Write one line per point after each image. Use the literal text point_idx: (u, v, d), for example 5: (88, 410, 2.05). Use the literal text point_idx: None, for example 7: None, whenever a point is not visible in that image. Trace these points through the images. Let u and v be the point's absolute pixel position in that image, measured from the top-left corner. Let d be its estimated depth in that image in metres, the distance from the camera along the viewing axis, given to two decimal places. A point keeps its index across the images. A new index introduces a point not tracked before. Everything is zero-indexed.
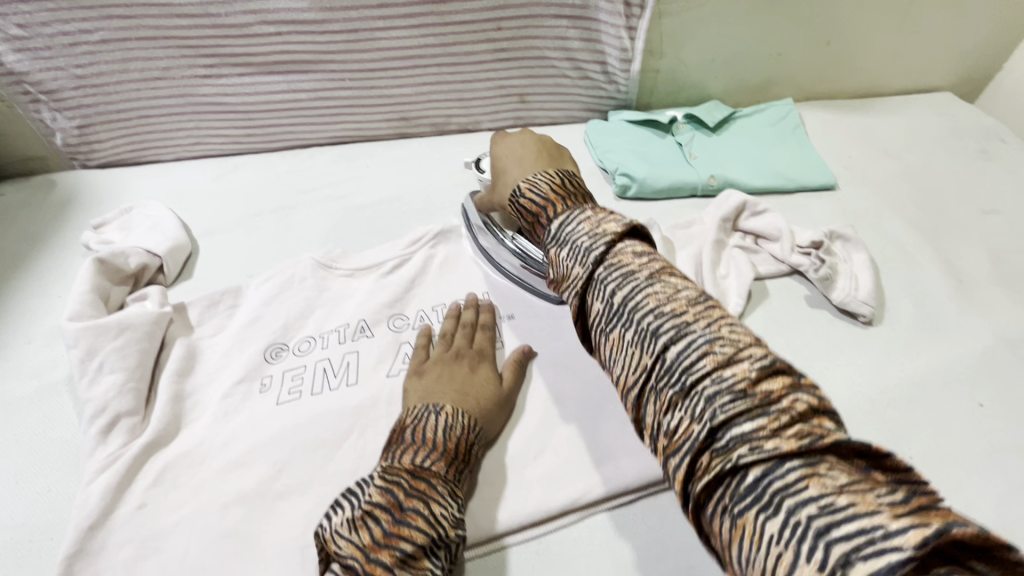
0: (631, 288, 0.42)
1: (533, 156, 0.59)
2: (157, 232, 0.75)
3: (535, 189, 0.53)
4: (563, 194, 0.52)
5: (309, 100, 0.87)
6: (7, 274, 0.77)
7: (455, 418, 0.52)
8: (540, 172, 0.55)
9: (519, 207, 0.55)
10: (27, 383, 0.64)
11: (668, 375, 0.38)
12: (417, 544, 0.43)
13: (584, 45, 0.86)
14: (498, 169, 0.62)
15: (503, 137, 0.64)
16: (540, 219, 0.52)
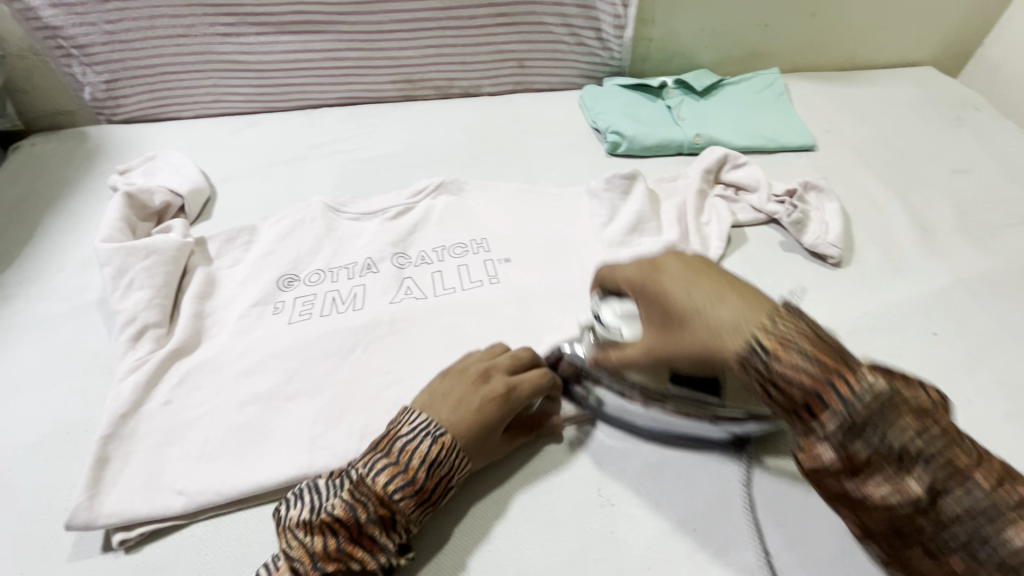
0: (863, 391, 0.37)
1: (723, 285, 0.44)
2: (179, 175, 0.81)
3: (788, 351, 0.39)
4: (824, 351, 0.39)
5: (320, 61, 0.93)
6: (40, 213, 0.83)
7: (444, 457, 0.49)
8: (774, 318, 0.41)
9: (758, 376, 0.40)
10: (61, 304, 0.70)
11: (868, 450, 0.37)
12: (363, 563, 0.45)
13: (580, 11, 0.91)
14: (670, 300, 0.44)
15: (632, 264, 0.49)
16: (821, 397, 0.38)
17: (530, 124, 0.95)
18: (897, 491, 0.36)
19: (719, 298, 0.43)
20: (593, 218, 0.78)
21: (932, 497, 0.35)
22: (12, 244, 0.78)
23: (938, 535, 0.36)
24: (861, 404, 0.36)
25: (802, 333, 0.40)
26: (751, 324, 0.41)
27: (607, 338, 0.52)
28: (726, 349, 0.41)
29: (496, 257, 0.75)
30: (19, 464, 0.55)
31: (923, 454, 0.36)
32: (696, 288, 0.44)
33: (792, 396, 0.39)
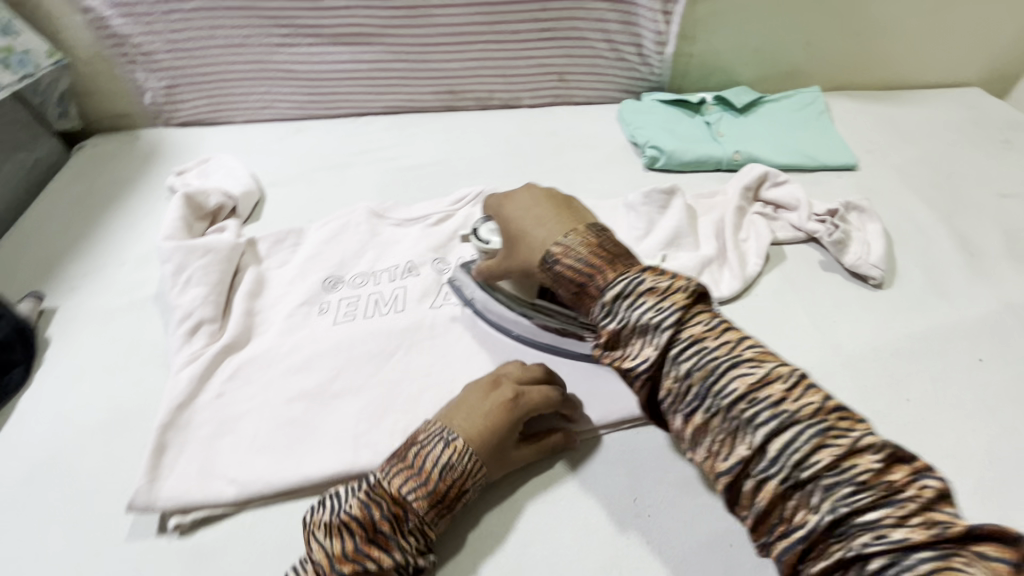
0: (632, 290, 0.46)
1: (546, 208, 0.55)
2: (232, 178, 0.85)
3: (569, 255, 0.50)
4: (604, 255, 0.49)
5: (368, 71, 0.96)
6: (103, 210, 0.87)
7: (461, 459, 0.50)
8: (573, 232, 0.51)
9: (554, 273, 0.51)
10: (121, 297, 0.74)
11: (684, 378, 0.42)
12: (381, 562, 0.46)
13: (622, 27, 0.93)
14: (510, 224, 0.57)
15: (507, 197, 0.59)
16: (587, 288, 0.49)
17: (568, 137, 0.96)
18: (728, 431, 0.40)
19: (538, 222, 0.54)
20: (629, 231, 0.79)
21: (750, 428, 0.39)
22: (76, 238, 0.83)
23: None
24: (611, 294, 0.47)
25: (593, 242, 0.50)
26: (554, 237, 0.52)
27: (487, 254, 0.63)
28: (535, 258, 0.53)
29: None
30: (83, 447, 0.59)
31: (694, 360, 0.42)
32: (532, 220, 0.55)
33: (713, 414, 0.41)
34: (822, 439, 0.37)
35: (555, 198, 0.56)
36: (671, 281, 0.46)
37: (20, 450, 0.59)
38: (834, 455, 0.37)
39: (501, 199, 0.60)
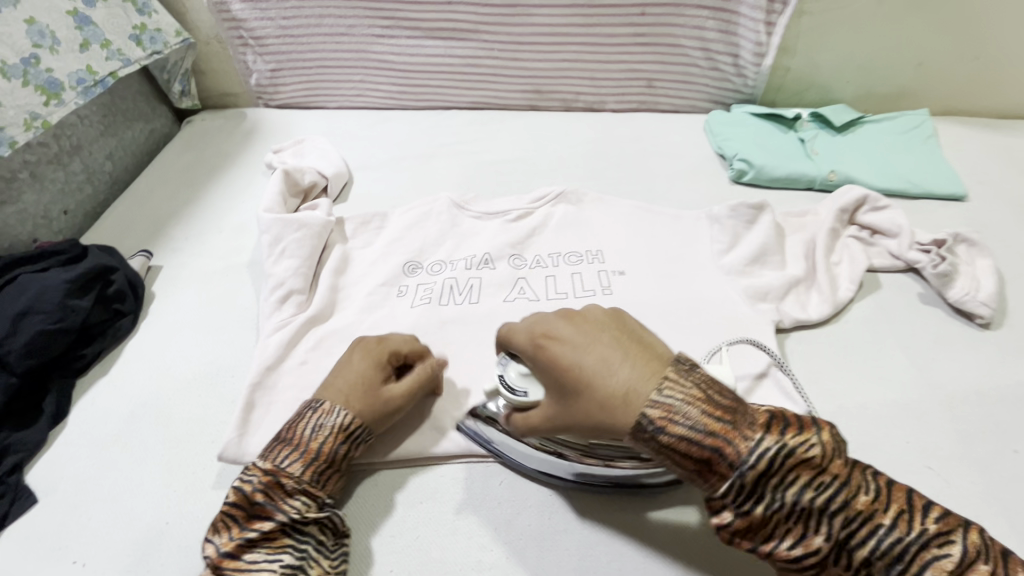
0: (758, 458, 0.39)
1: (615, 343, 0.45)
2: (326, 160, 0.89)
3: (677, 421, 0.40)
4: (718, 413, 0.40)
5: (459, 66, 0.99)
6: (205, 180, 0.94)
7: (333, 417, 0.53)
8: (668, 384, 0.41)
9: (656, 445, 0.41)
10: (218, 261, 0.79)
11: (767, 505, 0.39)
12: (271, 528, 0.48)
13: (720, 36, 0.90)
14: (574, 376, 0.44)
15: (551, 337, 0.47)
16: (711, 463, 0.40)
17: (651, 143, 0.95)
18: (766, 517, 0.39)
19: (613, 363, 0.44)
20: (712, 243, 0.77)
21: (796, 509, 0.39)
22: (181, 204, 0.89)
23: None
24: (752, 469, 0.39)
25: (698, 396, 0.41)
26: (645, 390, 0.41)
27: (518, 407, 0.50)
28: (626, 419, 0.41)
29: (610, 269, 0.75)
30: (178, 397, 0.63)
31: (730, 456, 0.39)
32: (592, 355, 0.44)
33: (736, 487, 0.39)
34: (850, 497, 0.39)
35: (611, 328, 0.46)
36: (677, 382, 0.41)
37: (123, 391, 0.64)
38: (813, 472, 0.39)
39: (537, 329, 0.48)
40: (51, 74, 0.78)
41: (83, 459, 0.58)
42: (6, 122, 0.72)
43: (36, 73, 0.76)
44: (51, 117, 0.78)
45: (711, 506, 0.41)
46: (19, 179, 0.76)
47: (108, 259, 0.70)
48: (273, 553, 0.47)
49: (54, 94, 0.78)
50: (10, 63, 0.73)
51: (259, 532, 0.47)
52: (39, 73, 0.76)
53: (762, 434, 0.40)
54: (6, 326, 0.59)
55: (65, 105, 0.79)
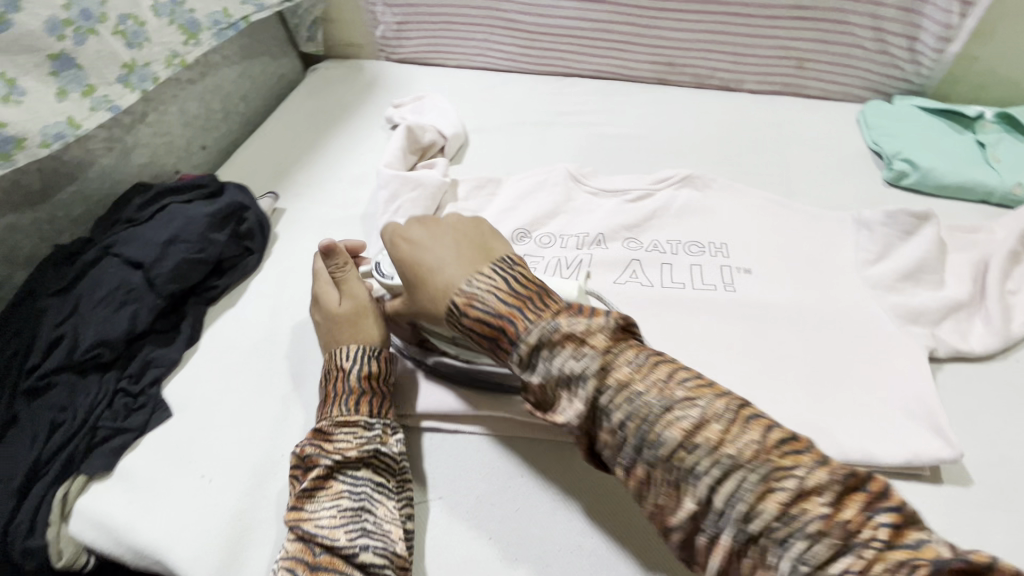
0: (531, 335, 0.43)
1: (455, 245, 0.50)
2: (444, 119, 0.88)
3: (475, 305, 0.45)
4: (518, 299, 0.45)
5: (589, 31, 0.93)
6: (328, 128, 0.96)
7: (334, 358, 0.55)
8: (478, 275, 0.47)
9: (463, 326, 0.46)
10: (337, 210, 0.81)
11: (671, 420, 0.39)
12: (320, 476, 0.49)
13: (899, 14, 0.79)
14: (414, 270, 0.50)
15: (404, 237, 0.52)
16: (500, 339, 0.44)
17: (792, 132, 0.86)
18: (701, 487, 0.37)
19: (447, 264, 0.49)
20: (858, 251, 0.68)
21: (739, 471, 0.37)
22: (305, 150, 0.92)
23: None
24: (527, 345, 0.43)
25: (503, 286, 0.46)
26: (458, 282, 0.47)
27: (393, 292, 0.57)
28: (440, 305, 0.48)
29: (736, 266, 0.69)
30: (295, 336, 0.66)
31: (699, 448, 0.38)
32: (432, 254, 0.50)
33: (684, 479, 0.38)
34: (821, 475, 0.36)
35: (454, 232, 0.52)
36: (576, 321, 0.43)
37: (248, 325, 0.67)
38: (782, 505, 0.35)
39: (398, 231, 0.54)
40: (193, 14, 0.78)
41: (211, 382, 0.62)
42: (149, 57, 0.73)
43: (179, 13, 0.76)
44: (189, 57, 0.79)
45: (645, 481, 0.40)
46: (168, 113, 0.81)
47: (243, 198, 0.73)
48: (330, 498, 0.48)
49: (194, 35, 0.79)
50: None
51: (311, 482, 0.49)
52: (183, 12, 0.77)
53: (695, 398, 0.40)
54: (157, 250, 0.63)
55: (201, 45, 0.80)
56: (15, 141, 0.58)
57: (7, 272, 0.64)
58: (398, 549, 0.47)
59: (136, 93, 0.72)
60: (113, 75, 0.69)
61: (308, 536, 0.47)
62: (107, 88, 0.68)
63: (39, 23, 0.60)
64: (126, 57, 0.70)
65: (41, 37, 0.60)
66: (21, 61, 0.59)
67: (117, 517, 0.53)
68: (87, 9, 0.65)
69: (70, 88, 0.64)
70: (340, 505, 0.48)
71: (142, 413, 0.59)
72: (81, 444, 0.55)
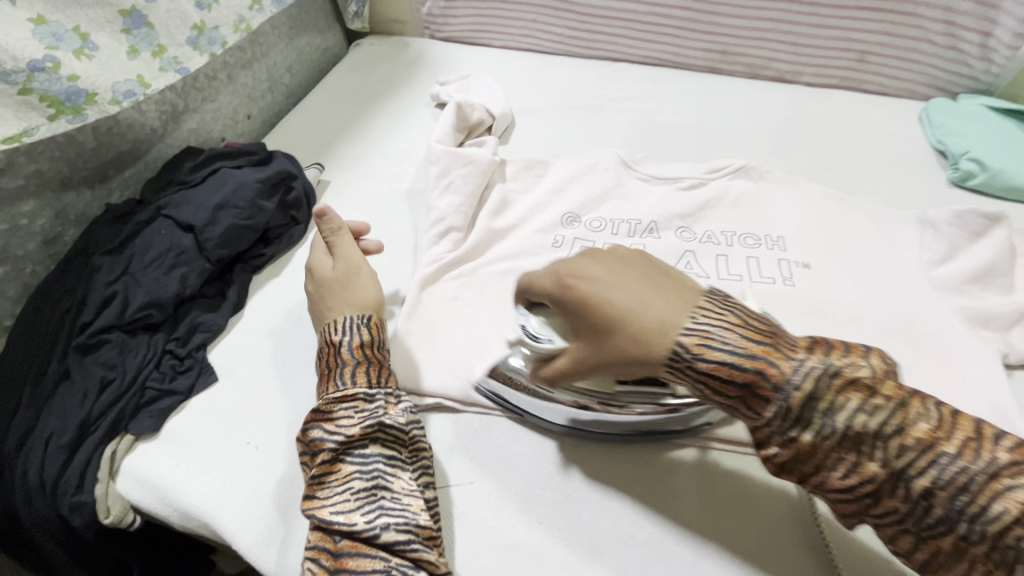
0: (804, 378, 0.36)
1: (639, 275, 0.43)
2: (493, 98, 0.86)
3: (715, 346, 0.38)
4: (760, 337, 0.38)
5: (644, 14, 0.91)
6: (372, 103, 0.95)
7: (337, 334, 0.53)
8: (702, 311, 0.40)
9: (696, 376, 0.39)
10: (381, 185, 0.80)
11: (815, 432, 0.36)
12: (326, 460, 0.47)
13: (974, 8, 0.76)
14: (610, 311, 0.41)
15: (582, 275, 0.43)
16: (755, 387, 0.37)
17: (851, 127, 0.83)
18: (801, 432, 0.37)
19: (646, 299, 0.41)
20: (923, 250, 0.66)
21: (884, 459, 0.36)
22: (348, 124, 0.91)
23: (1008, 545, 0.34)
24: (800, 390, 0.36)
25: (734, 323, 0.39)
26: (681, 319, 0.39)
27: (539, 356, 0.46)
28: (661, 348, 0.39)
29: (794, 260, 0.67)
30: None
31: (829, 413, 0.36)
32: (624, 290, 0.41)
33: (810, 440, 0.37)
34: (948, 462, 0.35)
35: (623, 259, 0.44)
36: (847, 362, 0.37)
37: (293, 295, 0.66)
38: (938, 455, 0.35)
39: (561, 273, 0.44)
40: None
41: (257, 350, 0.62)
42: (218, 20, 0.73)
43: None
44: (254, 22, 0.78)
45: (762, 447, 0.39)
46: (218, 79, 0.80)
47: (292, 167, 0.72)
48: (341, 482, 0.46)
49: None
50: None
51: (317, 469, 0.47)
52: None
53: (805, 353, 0.37)
54: (208, 215, 0.63)
55: (264, 11, 0.79)
56: (86, 95, 0.59)
57: (58, 230, 0.63)
58: (421, 522, 0.45)
59: (206, 56, 0.72)
60: (183, 36, 0.68)
61: (325, 523, 0.45)
62: (177, 49, 0.68)
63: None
64: (196, 19, 0.69)
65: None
66: (94, 16, 0.59)
67: (164, 478, 0.52)
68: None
69: (141, 47, 0.64)
70: (352, 486, 0.46)
71: (189, 376, 0.58)
72: (130, 403, 0.55)
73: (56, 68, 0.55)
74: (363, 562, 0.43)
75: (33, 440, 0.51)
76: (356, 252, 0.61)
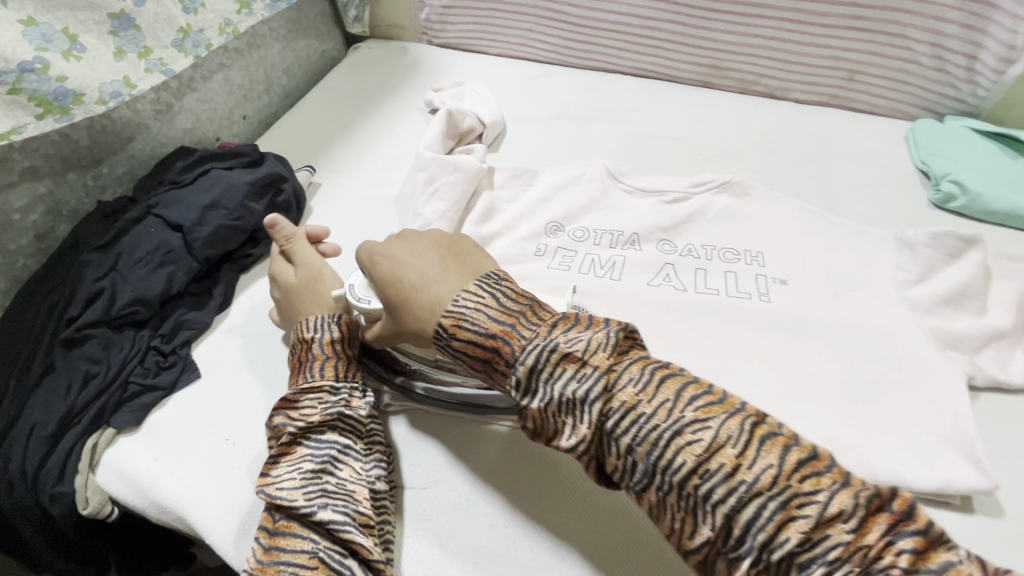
0: (528, 355, 0.42)
1: (435, 259, 0.51)
2: (484, 106, 0.88)
3: (465, 327, 0.45)
4: (505, 318, 0.45)
5: (637, 27, 0.92)
6: (367, 107, 0.96)
7: (306, 329, 0.55)
8: (468, 293, 0.47)
9: (453, 350, 0.46)
10: (371, 190, 0.81)
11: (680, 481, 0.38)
12: (283, 442, 0.49)
13: (960, 31, 0.77)
14: (400, 286, 0.49)
15: (380, 253, 0.53)
16: (495, 362, 0.44)
17: (837, 145, 0.84)
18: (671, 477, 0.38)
19: (430, 280, 0.49)
20: (899, 270, 0.67)
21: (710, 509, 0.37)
22: (343, 127, 0.92)
23: None
24: (524, 366, 0.42)
25: (491, 304, 0.46)
26: (448, 297, 0.47)
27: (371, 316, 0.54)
28: (428, 323, 0.47)
29: (771, 275, 0.68)
30: None
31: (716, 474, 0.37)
32: (413, 269, 0.50)
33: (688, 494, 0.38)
34: (792, 507, 0.35)
35: (433, 245, 0.52)
36: (575, 335, 0.43)
37: None
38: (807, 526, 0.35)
39: (375, 248, 0.54)
40: None
41: (240, 350, 0.63)
42: (204, 23, 0.74)
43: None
44: (241, 25, 0.79)
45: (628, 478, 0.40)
46: (214, 80, 0.81)
47: (282, 169, 0.73)
48: (292, 463, 0.48)
49: (247, 3, 0.79)
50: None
51: (274, 449, 0.49)
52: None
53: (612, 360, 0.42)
54: (196, 215, 0.64)
55: (253, 15, 0.80)
56: (73, 95, 0.60)
57: (50, 225, 0.64)
58: (361, 508, 0.46)
59: (190, 58, 0.73)
60: (169, 38, 0.70)
61: (270, 501, 0.46)
62: (163, 51, 0.70)
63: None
64: (182, 21, 0.71)
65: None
66: (83, 18, 0.61)
67: (143, 472, 0.54)
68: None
69: (127, 48, 0.66)
70: (300, 468, 0.47)
71: (172, 372, 0.60)
72: (112, 397, 0.56)
73: (44, 69, 0.57)
74: (293, 542, 0.44)
75: (17, 430, 0.53)
76: (314, 255, 0.63)
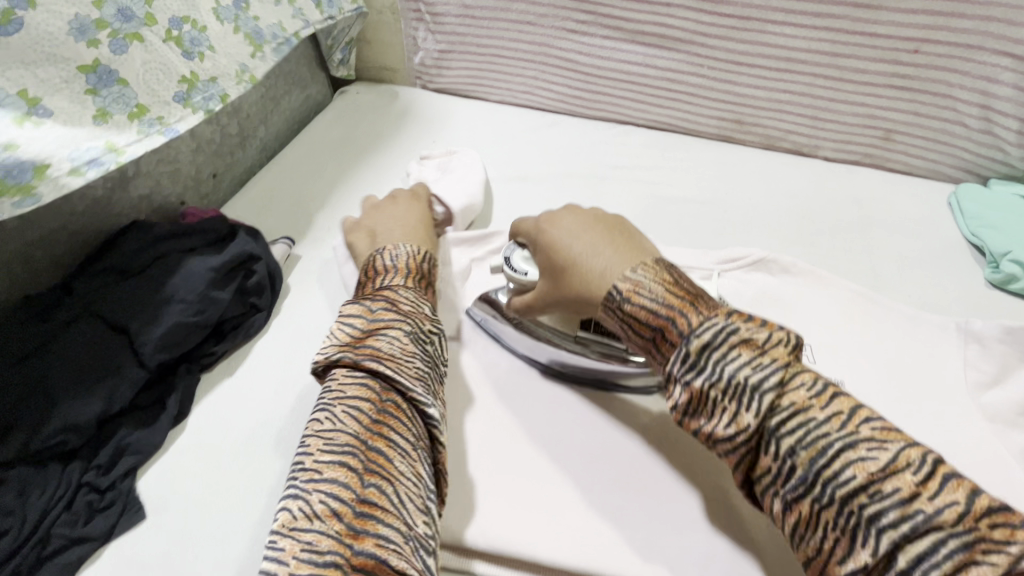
0: (704, 331, 0.42)
1: (608, 237, 0.51)
2: (462, 185, 0.74)
3: (642, 294, 0.46)
4: (681, 296, 0.45)
5: (655, 78, 0.84)
6: (356, 161, 0.86)
7: (401, 250, 0.59)
8: (642, 268, 0.47)
9: (624, 316, 0.47)
10: None
11: (703, 378, 0.41)
12: (408, 439, 0.41)
13: (1013, 92, 0.70)
14: (567, 252, 0.51)
15: (549, 220, 0.55)
16: (666, 333, 0.44)
17: (877, 212, 0.76)
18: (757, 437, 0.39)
19: (601, 251, 0.50)
20: (969, 369, 0.59)
21: (755, 395, 0.39)
22: (327, 185, 0.81)
23: (843, 516, 0.36)
24: (695, 341, 0.42)
25: (663, 281, 0.46)
26: (618, 270, 0.48)
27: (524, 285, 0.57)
28: (601, 290, 0.48)
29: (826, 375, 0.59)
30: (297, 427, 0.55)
31: (752, 392, 0.39)
32: (582, 240, 0.51)
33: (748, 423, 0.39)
34: (787, 385, 0.39)
35: (604, 222, 0.54)
36: (751, 328, 0.41)
37: (248, 404, 0.57)
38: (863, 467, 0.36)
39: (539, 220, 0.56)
40: (255, 22, 0.70)
41: (198, 477, 0.52)
42: (214, 70, 0.64)
43: (248, 21, 0.69)
44: (259, 71, 0.70)
45: (698, 420, 0.42)
46: (179, 137, 0.71)
47: (255, 246, 0.63)
48: (410, 467, 0.40)
49: (261, 46, 0.70)
50: (221, 4, 0.65)
51: (397, 440, 0.41)
52: (248, 20, 0.69)
53: (715, 314, 0.43)
54: (146, 313, 0.53)
55: (268, 60, 0.71)
56: (33, 168, 0.48)
57: None
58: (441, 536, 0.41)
59: (199, 113, 0.62)
60: (169, 92, 0.59)
61: (375, 492, 0.38)
62: (162, 108, 0.59)
63: (62, 23, 0.50)
64: (184, 69, 0.61)
65: (68, 43, 0.51)
66: (46, 76, 0.50)
67: None
68: (127, 9, 0.55)
69: (112, 109, 0.54)
70: (416, 476, 0.41)
71: (109, 514, 0.48)
72: (28, 557, 0.44)
73: None
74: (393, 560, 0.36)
75: None
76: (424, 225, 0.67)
